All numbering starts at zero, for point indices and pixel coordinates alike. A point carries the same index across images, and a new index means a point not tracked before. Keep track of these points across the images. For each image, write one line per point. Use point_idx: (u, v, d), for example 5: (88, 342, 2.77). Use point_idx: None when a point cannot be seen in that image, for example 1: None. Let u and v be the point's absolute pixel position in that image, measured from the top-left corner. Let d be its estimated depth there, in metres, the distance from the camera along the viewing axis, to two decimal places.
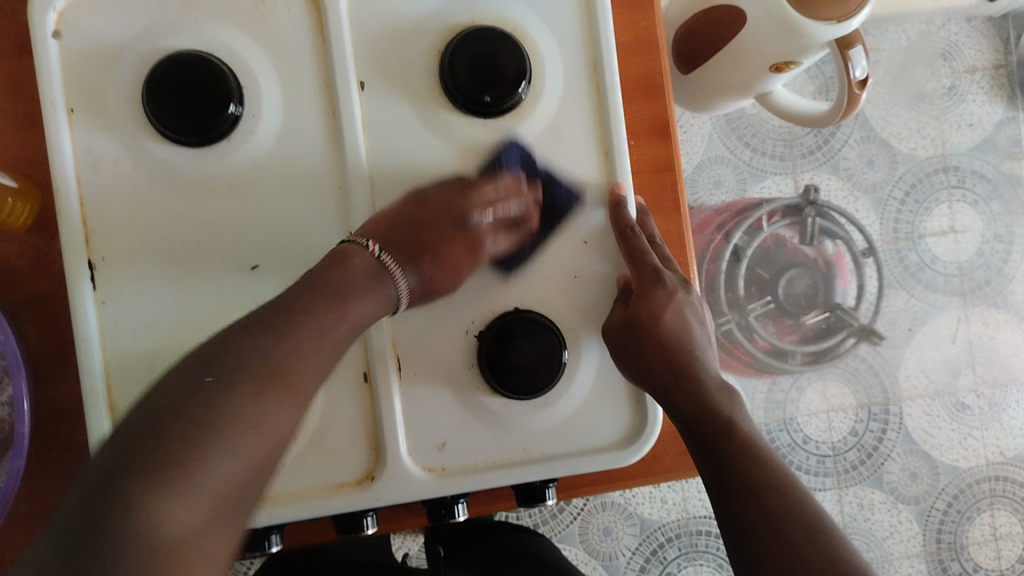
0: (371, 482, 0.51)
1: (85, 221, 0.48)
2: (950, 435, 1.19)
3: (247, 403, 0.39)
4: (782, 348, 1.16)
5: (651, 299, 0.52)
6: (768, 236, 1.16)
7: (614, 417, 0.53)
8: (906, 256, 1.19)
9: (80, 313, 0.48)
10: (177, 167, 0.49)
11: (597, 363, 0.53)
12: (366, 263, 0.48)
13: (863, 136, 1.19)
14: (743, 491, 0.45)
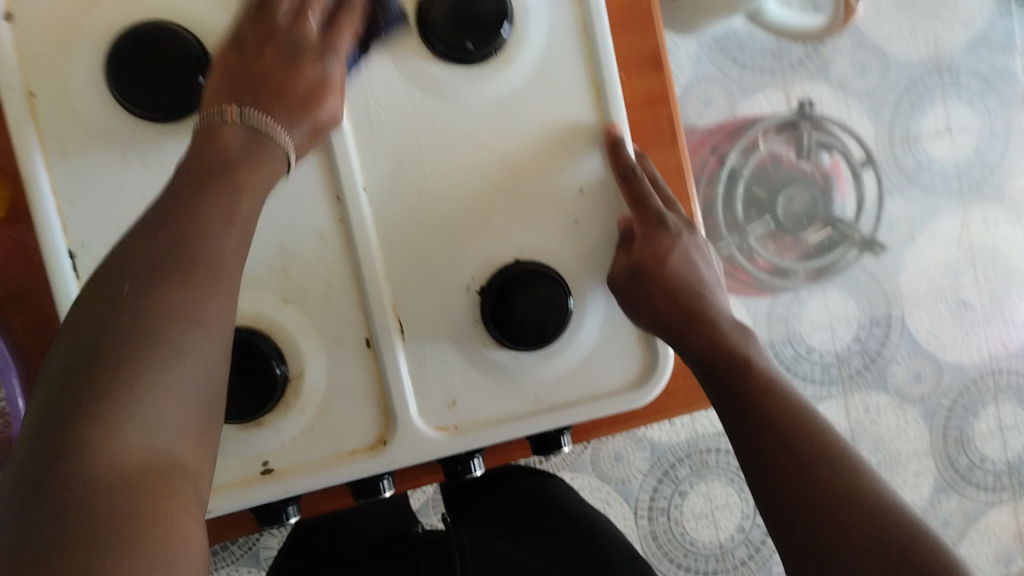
0: (384, 446, 0.50)
1: (61, 210, 0.46)
2: (952, 334, 1.20)
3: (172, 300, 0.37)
4: (784, 266, 1.14)
5: (650, 241, 0.52)
6: (765, 154, 1.13)
7: (624, 360, 0.53)
8: (902, 158, 1.18)
9: (67, 304, 0.46)
10: (150, 145, 0.47)
11: (603, 309, 0.52)
12: (268, 321, 0.44)
13: (854, 45, 1.15)
14: (761, 423, 0.47)
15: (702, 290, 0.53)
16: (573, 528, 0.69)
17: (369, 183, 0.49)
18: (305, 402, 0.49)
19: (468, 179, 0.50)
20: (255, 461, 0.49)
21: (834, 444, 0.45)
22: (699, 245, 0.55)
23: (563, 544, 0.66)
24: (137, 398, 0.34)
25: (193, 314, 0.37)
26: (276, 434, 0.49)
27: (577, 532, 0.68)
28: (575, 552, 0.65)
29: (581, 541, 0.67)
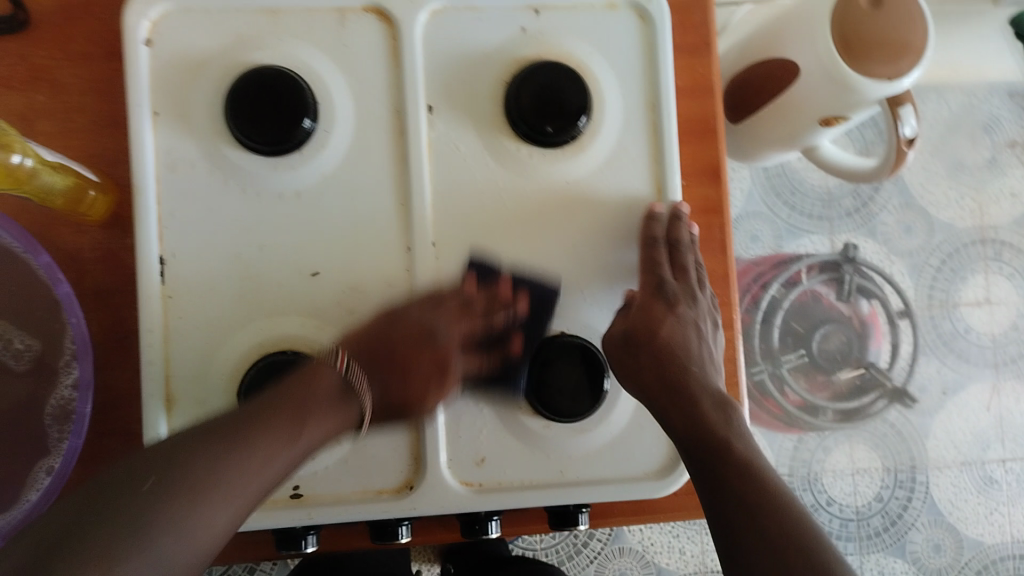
0: (410, 492, 0.52)
1: (160, 219, 0.51)
2: (975, 508, 1.18)
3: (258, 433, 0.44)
4: (815, 405, 1.16)
5: (648, 309, 0.53)
6: (805, 290, 1.16)
7: (651, 448, 0.54)
8: (940, 324, 1.20)
9: (148, 305, 0.50)
10: (250, 174, 0.51)
11: (636, 396, 0.54)
12: (330, 382, 0.48)
13: (902, 201, 1.20)
14: (740, 510, 0.44)
15: (693, 361, 0.52)
16: None
17: (438, 239, 0.53)
18: (344, 435, 0.51)
19: (528, 257, 0.54)
20: (286, 484, 0.51)
21: (815, 543, 0.42)
22: (703, 316, 0.55)
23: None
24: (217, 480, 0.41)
25: (280, 442, 0.44)
26: (311, 462, 0.51)
27: None
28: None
29: None
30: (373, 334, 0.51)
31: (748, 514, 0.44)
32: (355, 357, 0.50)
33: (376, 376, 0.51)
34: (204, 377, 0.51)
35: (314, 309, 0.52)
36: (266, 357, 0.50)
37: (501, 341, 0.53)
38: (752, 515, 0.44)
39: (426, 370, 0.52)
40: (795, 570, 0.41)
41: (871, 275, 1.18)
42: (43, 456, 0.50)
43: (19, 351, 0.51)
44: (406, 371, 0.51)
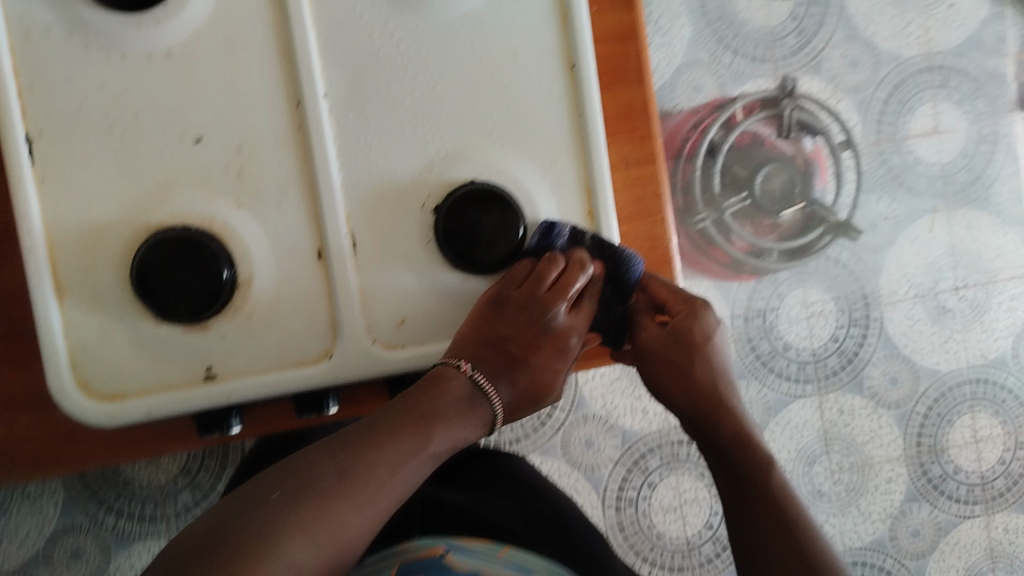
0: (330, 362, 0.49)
1: (21, 94, 0.46)
2: (931, 338, 1.20)
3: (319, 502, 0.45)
4: (761, 247, 1.15)
5: (689, 327, 0.56)
6: (744, 132, 1.13)
7: (579, 291, 0.52)
8: (889, 157, 1.18)
9: (21, 189, 0.46)
10: (110, 36, 0.46)
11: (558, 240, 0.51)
12: (458, 386, 0.50)
13: (846, 35, 1.16)
14: (754, 492, 0.55)
15: (722, 381, 0.58)
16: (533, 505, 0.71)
17: (329, 90, 0.49)
18: (251, 309, 0.48)
19: (428, 104, 0.50)
20: (198, 365, 0.48)
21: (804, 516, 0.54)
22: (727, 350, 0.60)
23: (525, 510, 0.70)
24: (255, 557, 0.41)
25: (354, 500, 0.46)
26: (221, 340, 0.48)
27: (535, 509, 0.70)
28: (540, 519, 0.69)
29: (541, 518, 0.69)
30: (483, 332, 0.50)
31: (759, 493, 0.55)
32: (475, 359, 0.51)
33: (499, 377, 0.52)
34: (94, 262, 0.47)
35: (205, 176, 0.48)
36: (155, 235, 0.46)
37: (409, 194, 0.50)
38: (764, 496, 0.54)
39: (552, 359, 0.53)
40: (771, 522, 0.53)
41: (810, 110, 1.15)
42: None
43: None
44: (534, 362, 0.53)
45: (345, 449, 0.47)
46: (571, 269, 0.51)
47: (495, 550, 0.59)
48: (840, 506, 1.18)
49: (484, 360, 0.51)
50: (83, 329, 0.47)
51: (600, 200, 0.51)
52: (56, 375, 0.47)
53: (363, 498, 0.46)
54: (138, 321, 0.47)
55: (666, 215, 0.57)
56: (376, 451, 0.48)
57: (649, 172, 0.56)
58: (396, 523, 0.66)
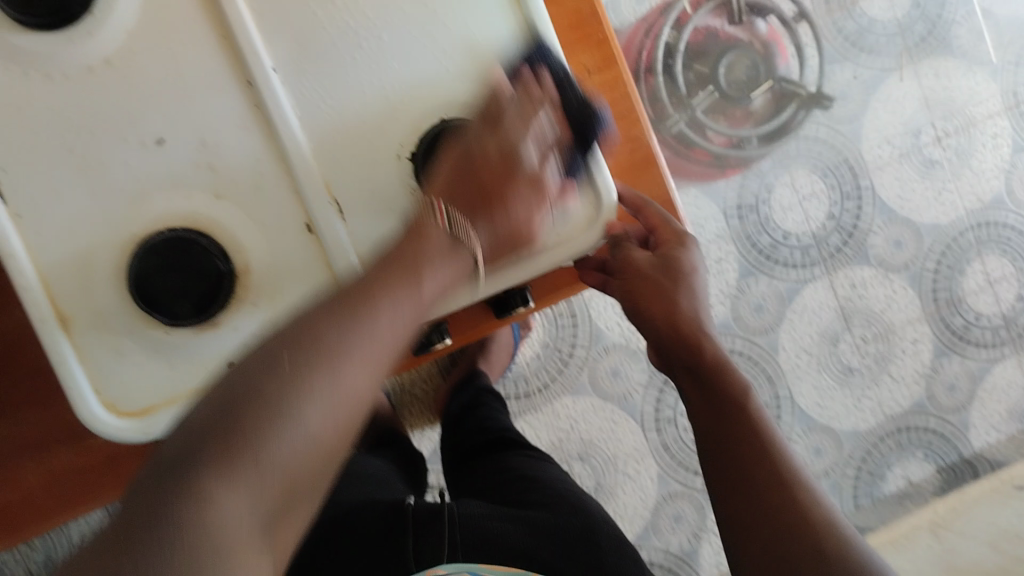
0: None
1: None
2: (924, 195, 1.20)
3: (307, 376, 0.40)
4: (739, 137, 1.15)
5: (675, 248, 0.56)
6: (698, 28, 1.12)
7: (571, 205, 0.52)
8: (844, 24, 1.17)
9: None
10: (46, 57, 0.45)
11: (538, 159, 0.51)
12: (441, 237, 0.47)
13: None
14: (739, 436, 0.52)
15: (703, 314, 0.57)
16: (565, 502, 0.66)
17: (277, 63, 0.48)
18: (257, 295, 0.48)
19: (377, 55, 0.49)
20: (216, 363, 0.48)
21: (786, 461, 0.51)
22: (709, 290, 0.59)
23: (560, 514, 0.64)
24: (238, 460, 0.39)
25: (343, 378, 0.41)
26: (234, 333, 0.48)
27: (567, 506, 0.65)
28: (571, 527, 0.63)
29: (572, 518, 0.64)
30: (458, 169, 0.49)
31: (741, 443, 0.52)
32: (450, 196, 0.48)
33: (476, 211, 0.49)
34: (91, 285, 0.47)
35: (176, 177, 0.48)
36: (145, 241, 0.47)
37: (383, 146, 0.50)
38: (746, 441, 0.52)
39: (518, 237, 0.50)
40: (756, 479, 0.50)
41: None
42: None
43: None
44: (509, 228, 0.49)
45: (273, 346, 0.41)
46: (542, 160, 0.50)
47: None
48: (871, 379, 1.19)
49: (460, 194, 0.48)
50: (97, 352, 0.47)
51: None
52: (83, 403, 0.47)
53: (315, 386, 0.40)
54: (146, 330, 0.47)
55: (641, 114, 0.56)
56: (371, 302, 0.43)
57: (613, 77, 0.55)
58: (420, 549, 0.60)
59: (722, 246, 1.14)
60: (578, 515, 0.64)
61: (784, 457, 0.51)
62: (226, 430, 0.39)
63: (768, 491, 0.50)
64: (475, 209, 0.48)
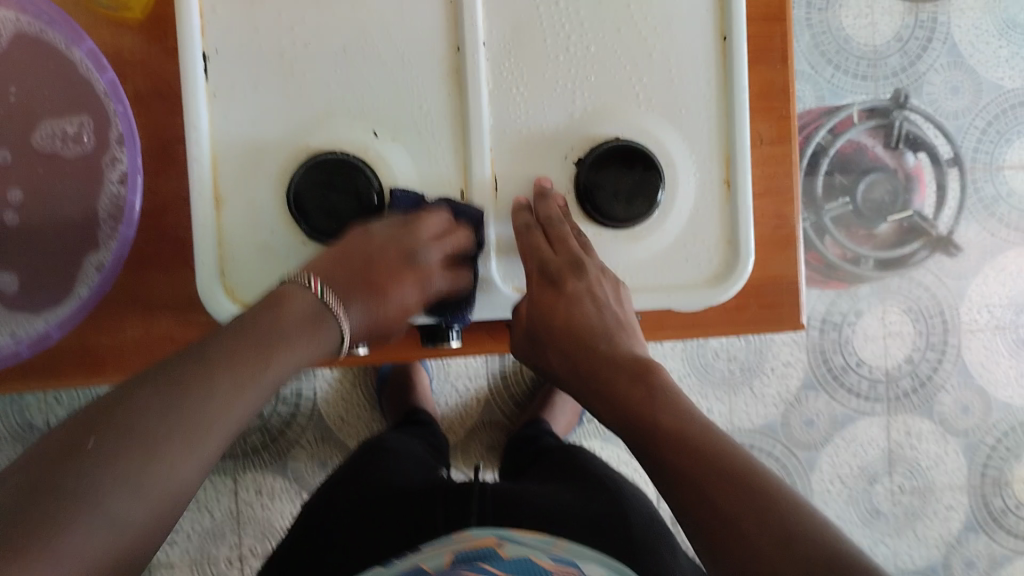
0: (464, 293, 0.52)
1: (202, 14, 0.49)
2: (1006, 372, 1.19)
3: (195, 403, 0.37)
4: (857, 253, 1.14)
5: (545, 306, 0.52)
6: (849, 141, 1.12)
7: (706, 258, 0.53)
8: (983, 186, 1.17)
9: (194, 103, 0.49)
10: None
11: (692, 204, 0.53)
12: (302, 306, 0.43)
13: (950, 61, 1.14)
14: (671, 450, 0.45)
15: (600, 342, 0.52)
16: (600, 488, 0.70)
17: (489, 38, 0.51)
18: None
19: (581, 63, 0.52)
20: None
21: (745, 468, 0.43)
22: (595, 284, 0.51)
23: (591, 497, 0.68)
24: (136, 453, 0.35)
25: (233, 386, 0.39)
26: None
27: (602, 492, 0.69)
28: (605, 516, 0.66)
29: (607, 504, 0.68)
30: (345, 255, 0.46)
31: (683, 455, 0.44)
32: (329, 278, 0.45)
33: (356, 297, 0.46)
34: (254, 179, 0.50)
35: (363, 109, 0.51)
36: (315, 157, 0.49)
37: (555, 145, 0.52)
38: (686, 453, 0.44)
39: (392, 288, 0.47)
40: (712, 491, 0.42)
41: (920, 126, 1.14)
42: (96, 251, 0.50)
43: (68, 136, 0.49)
44: (378, 288, 0.47)
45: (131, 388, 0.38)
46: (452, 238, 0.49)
47: (549, 542, 0.59)
48: (896, 529, 1.17)
49: (339, 273, 0.45)
50: (237, 239, 0.50)
51: (735, 170, 0.52)
52: (207, 281, 0.50)
53: (211, 418, 0.38)
54: (290, 236, 0.51)
55: (795, 196, 0.58)
56: (265, 343, 0.41)
57: (782, 152, 0.57)
58: (451, 514, 0.63)
59: (795, 351, 1.15)
60: (606, 504, 0.67)
61: (734, 464, 0.43)
62: (112, 434, 0.35)
63: (722, 511, 0.42)
64: (353, 287, 0.46)
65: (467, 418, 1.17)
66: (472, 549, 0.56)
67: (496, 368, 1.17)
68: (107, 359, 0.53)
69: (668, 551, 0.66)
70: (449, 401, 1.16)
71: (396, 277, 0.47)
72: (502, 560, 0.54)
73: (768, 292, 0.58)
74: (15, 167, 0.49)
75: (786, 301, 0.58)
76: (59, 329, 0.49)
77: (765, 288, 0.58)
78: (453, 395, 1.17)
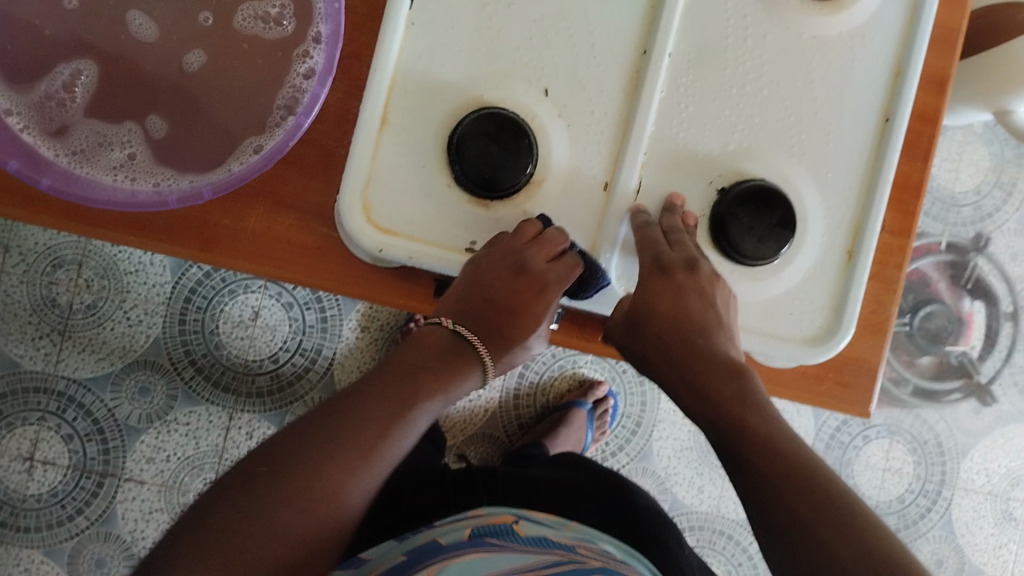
0: (579, 278, 0.54)
1: None
2: (988, 538, 1.19)
3: (307, 451, 0.46)
4: (902, 375, 1.17)
5: (649, 292, 0.51)
6: (913, 270, 1.16)
7: (807, 317, 0.55)
8: (1016, 356, 1.18)
9: (393, 23, 0.51)
10: None
11: (810, 262, 0.55)
12: (439, 344, 0.52)
13: (1018, 229, 1.17)
14: (764, 472, 0.45)
15: (696, 334, 0.50)
16: (609, 485, 0.73)
17: (675, 52, 0.54)
18: (531, 208, 0.53)
19: (751, 103, 0.54)
20: (465, 237, 0.53)
21: (845, 498, 0.43)
22: (710, 291, 0.51)
23: (602, 495, 0.71)
24: (260, 513, 0.43)
25: (379, 415, 0.48)
26: (494, 223, 0.53)
27: (612, 488, 0.73)
28: (618, 510, 0.69)
29: (616, 498, 0.71)
30: (460, 294, 0.51)
31: (784, 472, 0.44)
32: (459, 317, 0.51)
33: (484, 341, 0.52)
34: (425, 111, 0.52)
35: (542, 80, 0.53)
36: (487, 109, 0.51)
37: (703, 170, 0.54)
38: (787, 473, 0.44)
39: (516, 301, 0.51)
40: (809, 517, 0.42)
41: (985, 274, 1.17)
42: (257, 132, 0.52)
43: (273, 16, 0.53)
44: (500, 307, 0.51)
45: (233, 487, 0.45)
46: (555, 242, 0.51)
47: (563, 524, 0.62)
48: None
49: (474, 317, 0.51)
50: (388, 162, 0.52)
51: (861, 244, 0.55)
52: (349, 192, 0.51)
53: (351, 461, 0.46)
54: (437, 174, 0.52)
55: (899, 288, 0.59)
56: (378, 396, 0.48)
57: (899, 244, 0.59)
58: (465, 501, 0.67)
59: None
60: (619, 500, 0.71)
61: (840, 494, 0.43)
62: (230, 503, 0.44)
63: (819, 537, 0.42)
64: (484, 334, 0.52)
65: (469, 426, 1.17)
66: (490, 526, 0.59)
67: (511, 385, 1.19)
68: (223, 244, 0.55)
69: (683, 553, 0.67)
70: (457, 403, 1.17)
71: (513, 291, 0.51)
72: (514, 534, 0.58)
73: (846, 369, 0.60)
74: (216, 33, 0.53)
75: (861, 383, 0.60)
76: (210, 190, 0.51)
77: (847, 367, 0.60)
78: (458, 400, 1.17)
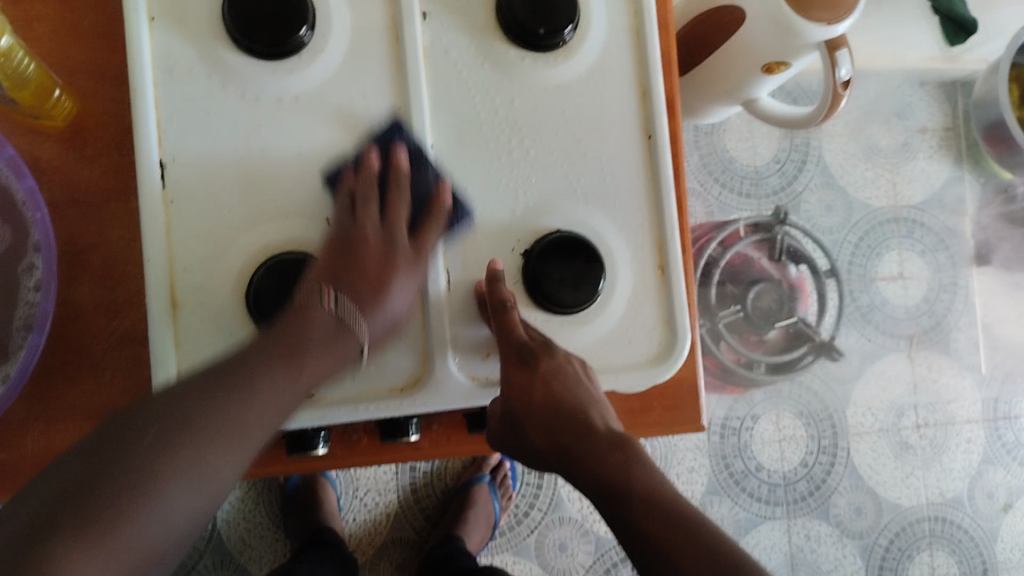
0: (421, 386, 0.52)
1: (160, 123, 0.50)
2: (893, 472, 1.23)
3: (257, 379, 0.44)
4: (750, 359, 1.19)
5: (519, 386, 0.51)
6: (736, 254, 1.20)
7: (648, 341, 0.55)
8: (858, 296, 1.23)
9: (149, 207, 0.49)
10: (248, 78, 0.50)
11: (631, 290, 0.55)
12: (322, 322, 0.47)
13: (824, 181, 1.22)
14: (661, 538, 0.46)
15: (572, 410, 0.51)
16: None
17: (437, 141, 0.53)
18: None
19: (527, 158, 0.54)
20: None
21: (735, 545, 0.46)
22: (566, 360, 0.51)
23: None
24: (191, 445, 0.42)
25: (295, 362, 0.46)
26: None
27: None
28: None
29: None
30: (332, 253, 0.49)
31: (681, 533, 0.46)
32: (336, 284, 0.48)
33: (357, 294, 0.48)
34: (213, 277, 0.50)
35: (312, 211, 0.51)
36: (272, 257, 0.50)
37: (501, 238, 0.54)
38: (680, 534, 0.46)
39: (377, 267, 0.49)
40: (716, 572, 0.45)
41: (798, 240, 1.21)
42: (2, 362, 0.52)
43: None
44: (366, 269, 0.49)
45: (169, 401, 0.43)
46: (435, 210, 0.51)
47: None
48: None
49: (341, 272, 0.48)
50: (193, 339, 0.50)
51: (668, 256, 0.55)
52: (161, 383, 0.49)
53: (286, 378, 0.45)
54: (245, 336, 0.50)
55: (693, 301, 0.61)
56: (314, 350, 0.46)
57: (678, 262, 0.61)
58: None
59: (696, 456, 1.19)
60: None
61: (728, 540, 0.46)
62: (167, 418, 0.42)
63: None
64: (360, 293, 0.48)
65: (375, 537, 1.13)
66: None
67: (406, 482, 1.15)
68: (5, 484, 0.52)
69: None
70: (357, 517, 1.12)
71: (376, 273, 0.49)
72: None
73: (673, 393, 0.60)
74: None
75: (688, 403, 0.60)
76: None
77: (670, 390, 0.60)
78: (353, 513, 1.12)
